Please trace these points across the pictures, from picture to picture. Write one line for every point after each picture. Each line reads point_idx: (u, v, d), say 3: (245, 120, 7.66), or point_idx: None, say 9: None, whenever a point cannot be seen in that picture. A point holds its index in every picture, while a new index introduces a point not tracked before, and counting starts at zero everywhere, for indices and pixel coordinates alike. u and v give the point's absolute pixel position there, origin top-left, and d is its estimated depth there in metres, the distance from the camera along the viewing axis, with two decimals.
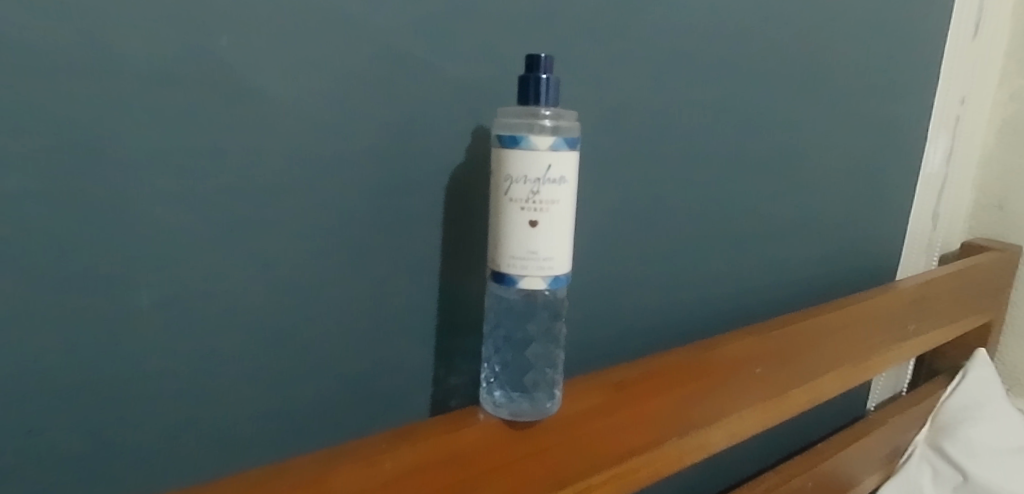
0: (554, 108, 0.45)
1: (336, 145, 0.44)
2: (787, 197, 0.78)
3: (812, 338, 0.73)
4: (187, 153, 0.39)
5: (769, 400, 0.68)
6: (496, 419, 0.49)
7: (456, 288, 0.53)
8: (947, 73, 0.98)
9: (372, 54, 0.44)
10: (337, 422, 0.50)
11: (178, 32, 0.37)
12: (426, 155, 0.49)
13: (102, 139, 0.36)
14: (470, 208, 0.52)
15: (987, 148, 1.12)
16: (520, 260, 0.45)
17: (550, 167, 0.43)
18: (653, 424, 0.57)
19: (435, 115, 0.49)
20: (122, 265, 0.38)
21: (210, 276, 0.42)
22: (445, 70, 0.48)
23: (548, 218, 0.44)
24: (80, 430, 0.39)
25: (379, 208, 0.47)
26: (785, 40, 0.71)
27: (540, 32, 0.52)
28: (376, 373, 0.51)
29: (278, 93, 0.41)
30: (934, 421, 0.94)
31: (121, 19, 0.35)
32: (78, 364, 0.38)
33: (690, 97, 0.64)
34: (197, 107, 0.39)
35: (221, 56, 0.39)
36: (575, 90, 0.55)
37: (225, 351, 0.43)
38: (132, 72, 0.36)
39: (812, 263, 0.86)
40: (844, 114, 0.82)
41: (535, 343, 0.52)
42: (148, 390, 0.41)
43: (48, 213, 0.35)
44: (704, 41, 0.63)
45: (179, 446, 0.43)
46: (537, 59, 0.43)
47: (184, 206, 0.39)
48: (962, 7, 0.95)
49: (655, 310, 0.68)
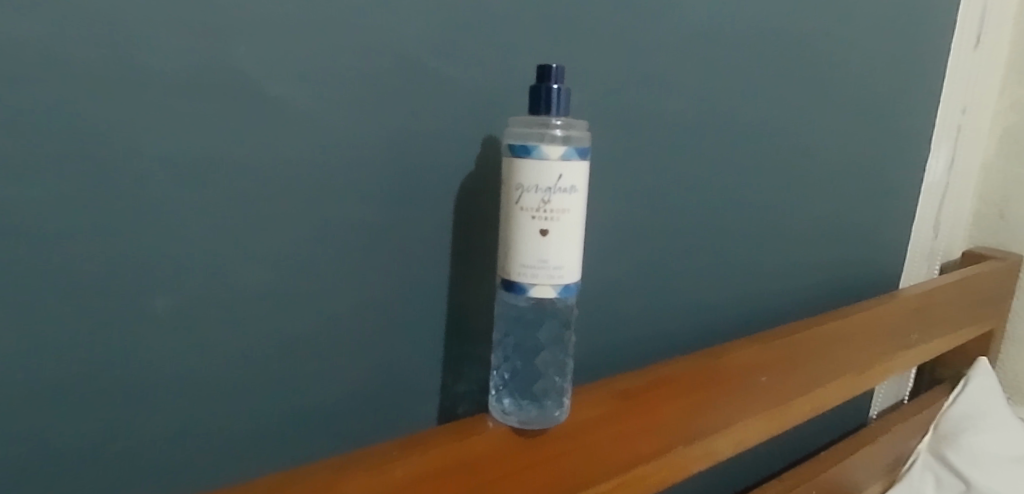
0: (565, 118, 0.45)
1: (347, 154, 0.45)
2: (791, 207, 0.78)
3: (815, 347, 0.73)
4: (198, 160, 0.39)
5: (772, 409, 0.68)
6: (504, 426, 0.50)
7: (464, 296, 0.54)
8: (949, 83, 0.98)
9: (383, 64, 0.45)
10: (347, 430, 0.50)
11: (194, 42, 0.37)
12: (436, 164, 0.49)
13: (118, 148, 0.36)
14: (479, 216, 0.53)
15: (988, 158, 1.13)
16: (530, 268, 0.45)
17: (561, 176, 0.44)
18: (659, 433, 0.58)
19: (446, 124, 0.49)
20: (134, 272, 0.38)
21: (220, 284, 0.42)
22: (456, 79, 0.48)
23: (559, 227, 0.44)
24: (90, 436, 0.39)
25: (389, 216, 0.48)
26: (790, 51, 0.71)
27: (549, 43, 0.52)
28: (385, 381, 0.51)
29: (290, 101, 0.41)
30: (936, 429, 0.95)
31: (139, 31, 0.36)
32: (90, 372, 0.38)
33: (697, 107, 0.64)
34: (208, 113, 0.39)
35: (237, 65, 0.39)
36: (584, 100, 0.55)
37: (236, 359, 0.44)
38: (145, 79, 0.36)
39: (816, 272, 0.86)
40: (848, 125, 0.83)
41: (545, 351, 0.52)
42: (159, 400, 0.41)
43: (64, 221, 0.36)
44: (710, 51, 0.63)
45: (188, 453, 0.43)
46: (550, 69, 0.44)
47: (197, 215, 0.40)
48: (964, 18, 0.96)
49: (662, 318, 0.68)
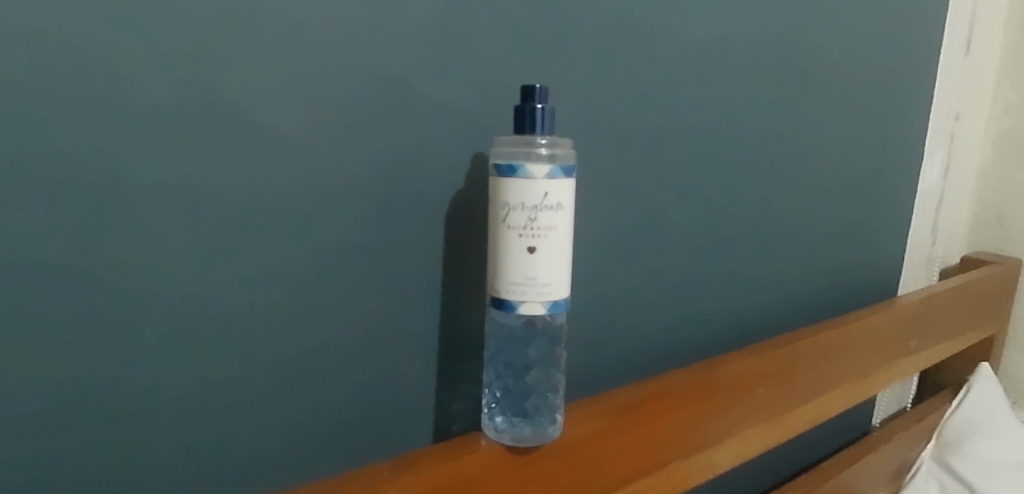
0: (550, 137, 0.46)
1: (332, 175, 0.45)
2: (783, 217, 0.79)
3: (811, 358, 0.73)
4: (185, 186, 0.39)
5: (771, 420, 0.68)
6: (497, 445, 0.49)
7: (456, 313, 0.54)
8: (940, 90, 0.99)
9: (368, 86, 0.45)
10: (342, 449, 0.50)
11: (182, 70, 0.38)
12: (424, 184, 0.50)
13: (107, 176, 0.37)
14: (469, 235, 0.53)
15: (985, 163, 1.13)
16: (519, 286, 0.45)
17: (547, 194, 0.44)
18: (658, 446, 0.57)
19: (433, 145, 0.49)
20: (123, 296, 0.39)
21: (209, 306, 0.42)
22: (442, 100, 0.49)
23: (547, 244, 0.45)
24: (81, 458, 0.39)
25: (377, 237, 0.48)
26: (778, 61, 0.72)
27: (535, 62, 0.53)
28: (376, 400, 0.51)
29: (276, 126, 0.42)
30: (940, 436, 0.94)
31: (128, 63, 0.36)
32: (86, 400, 0.39)
33: (684, 122, 0.65)
34: (193, 138, 0.39)
35: (225, 92, 0.40)
36: (572, 118, 0.56)
37: (231, 383, 0.44)
38: (130, 106, 0.37)
39: (811, 280, 0.86)
40: (838, 135, 0.83)
41: (535, 368, 0.52)
42: (157, 427, 0.42)
43: (55, 251, 0.36)
44: (696, 64, 0.64)
45: (179, 474, 0.43)
46: (534, 89, 0.44)
47: (188, 241, 0.40)
48: (953, 25, 0.97)
49: (655, 330, 0.68)
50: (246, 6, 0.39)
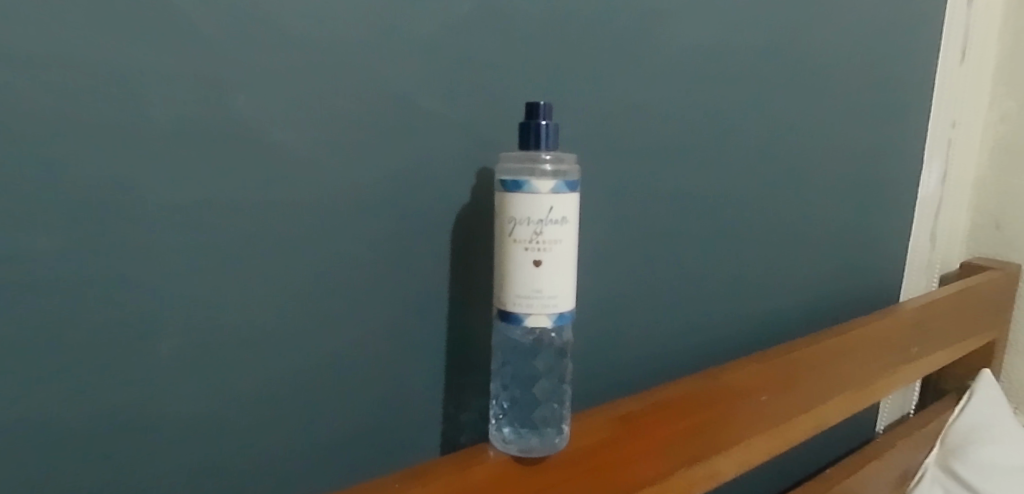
0: (554, 153, 0.47)
1: (340, 193, 0.46)
2: (783, 227, 0.79)
3: (812, 365, 0.73)
4: (196, 205, 0.40)
5: (772, 429, 0.68)
6: (506, 455, 0.50)
7: (463, 327, 0.55)
8: (937, 98, 1.00)
9: (374, 106, 0.46)
10: (350, 460, 0.51)
11: (192, 92, 0.39)
12: (430, 201, 0.50)
13: (120, 196, 0.38)
14: (474, 249, 0.54)
15: (982, 170, 1.13)
16: (525, 298, 0.46)
17: (552, 209, 0.45)
18: (665, 454, 0.58)
19: (439, 163, 0.50)
20: (135, 311, 0.40)
21: (220, 321, 0.43)
22: (446, 119, 0.50)
23: (552, 257, 0.46)
24: (93, 470, 0.40)
25: (384, 254, 0.49)
26: (775, 74, 0.73)
27: (538, 81, 0.54)
28: (384, 413, 0.52)
29: (285, 147, 0.43)
30: (942, 444, 0.95)
31: (138, 85, 0.37)
32: (99, 413, 0.39)
33: (685, 136, 0.66)
34: (203, 158, 0.40)
35: (233, 112, 0.41)
36: (574, 133, 0.57)
37: (240, 396, 0.45)
38: (143, 128, 0.38)
39: (813, 290, 0.87)
40: (837, 145, 0.84)
41: (543, 380, 0.53)
42: (167, 439, 0.42)
43: (69, 270, 0.37)
44: (696, 78, 0.65)
45: (190, 484, 0.44)
46: (538, 107, 0.45)
47: (198, 258, 0.41)
48: (949, 35, 0.98)
49: (659, 341, 0.69)
50: (252, 28, 0.40)
